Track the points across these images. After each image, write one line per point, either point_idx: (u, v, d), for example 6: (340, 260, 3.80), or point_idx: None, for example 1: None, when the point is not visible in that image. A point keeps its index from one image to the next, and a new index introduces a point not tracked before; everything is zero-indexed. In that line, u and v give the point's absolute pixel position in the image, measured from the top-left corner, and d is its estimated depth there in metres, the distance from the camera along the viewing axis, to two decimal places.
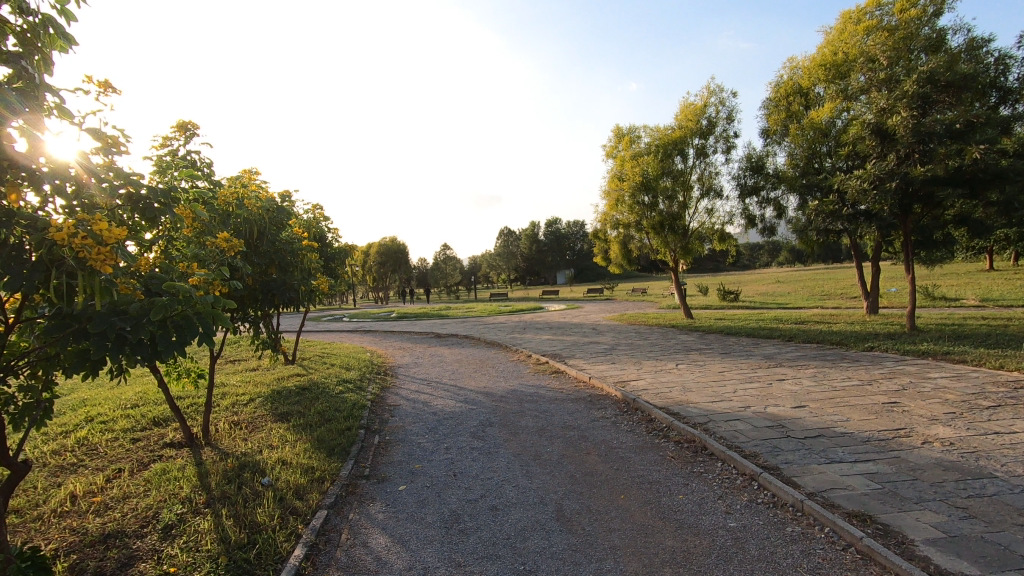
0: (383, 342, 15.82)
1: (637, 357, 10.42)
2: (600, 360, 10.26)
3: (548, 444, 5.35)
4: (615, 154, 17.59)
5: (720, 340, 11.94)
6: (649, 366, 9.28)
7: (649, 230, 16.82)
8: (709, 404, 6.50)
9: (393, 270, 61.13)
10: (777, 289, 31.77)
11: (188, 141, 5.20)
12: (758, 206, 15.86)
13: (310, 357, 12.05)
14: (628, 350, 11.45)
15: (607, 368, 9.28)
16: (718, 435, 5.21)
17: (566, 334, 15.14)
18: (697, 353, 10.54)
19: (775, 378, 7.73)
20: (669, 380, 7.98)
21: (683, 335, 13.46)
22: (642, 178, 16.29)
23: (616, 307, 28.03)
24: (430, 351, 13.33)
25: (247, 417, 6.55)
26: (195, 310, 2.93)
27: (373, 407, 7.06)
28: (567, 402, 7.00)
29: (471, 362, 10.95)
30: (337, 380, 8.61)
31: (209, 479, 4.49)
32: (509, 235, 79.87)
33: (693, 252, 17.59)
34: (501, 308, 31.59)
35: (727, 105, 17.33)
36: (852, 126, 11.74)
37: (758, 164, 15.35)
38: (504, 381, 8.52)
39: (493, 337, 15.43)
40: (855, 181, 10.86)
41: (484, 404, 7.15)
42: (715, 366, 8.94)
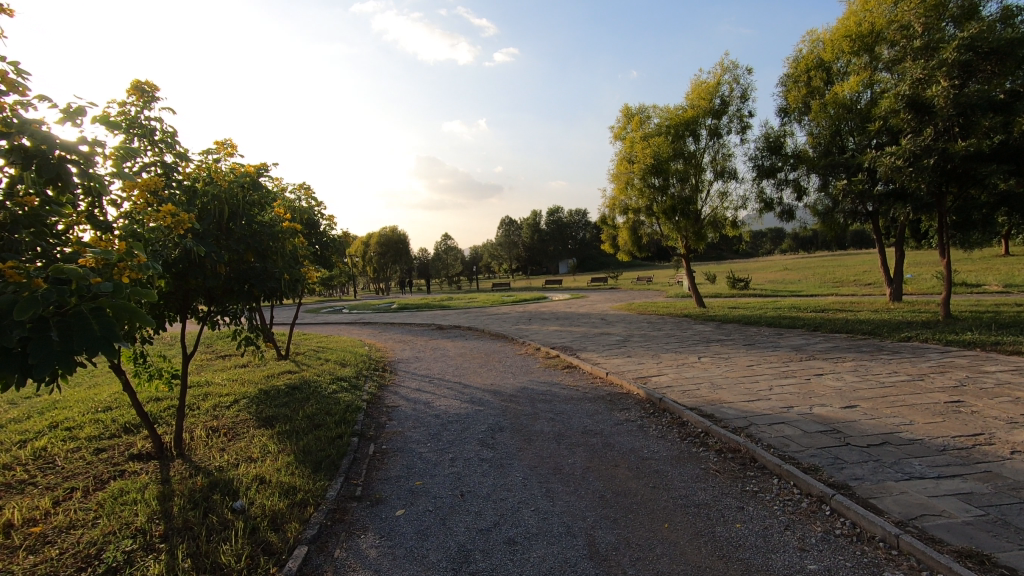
0: (383, 335, 15.11)
1: (654, 349, 9.72)
2: (614, 353, 9.55)
3: (569, 454, 4.65)
4: (623, 135, 16.78)
5: (740, 331, 11.20)
6: (669, 360, 8.57)
7: (660, 215, 16.04)
8: (745, 404, 5.78)
9: (393, 260, 60.32)
10: (787, 276, 30.98)
11: (146, 105, 4.41)
12: (775, 189, 15.06)
13: (304, 351, 11.35)
14: (643, 342, 10.73)
15: (623, 362, 8.57)
16: (766, 444, 4.49)
17: (575, 325, 14.42)
18: (718, 345, 9.82)
19: (813, 374, 7.01)
20: (694, 375, 7.27)
21: (699, 325, 12.74)
22: (653, 160, 15.47)
23: (623, 297, 27.25)
24: (432, 344, 12.63)
25: (228, 422, 5.86)
26: (95, 307, 2.57)
27: (369, 409, 6.36)
28: (584, 402, 6.29)
29: (475, 356, 10.24)
30: (330, 378, 7.91)
31: (171, 502, 3.80)
32: (511, 224, 78.88)
33: (706, 238, 16.82)
34: (504, 298, 30.84)
35: (741, 83, 16.51)
36: (882, 100, 10.93)
37: (777, 144, 14.53)
38: (513, 378, 7.82)
39: (497, 329, 14.71)
40: (888, 158, 10.06)
41: (492, 404, 6.44)
42: (741, 359, 8.22)
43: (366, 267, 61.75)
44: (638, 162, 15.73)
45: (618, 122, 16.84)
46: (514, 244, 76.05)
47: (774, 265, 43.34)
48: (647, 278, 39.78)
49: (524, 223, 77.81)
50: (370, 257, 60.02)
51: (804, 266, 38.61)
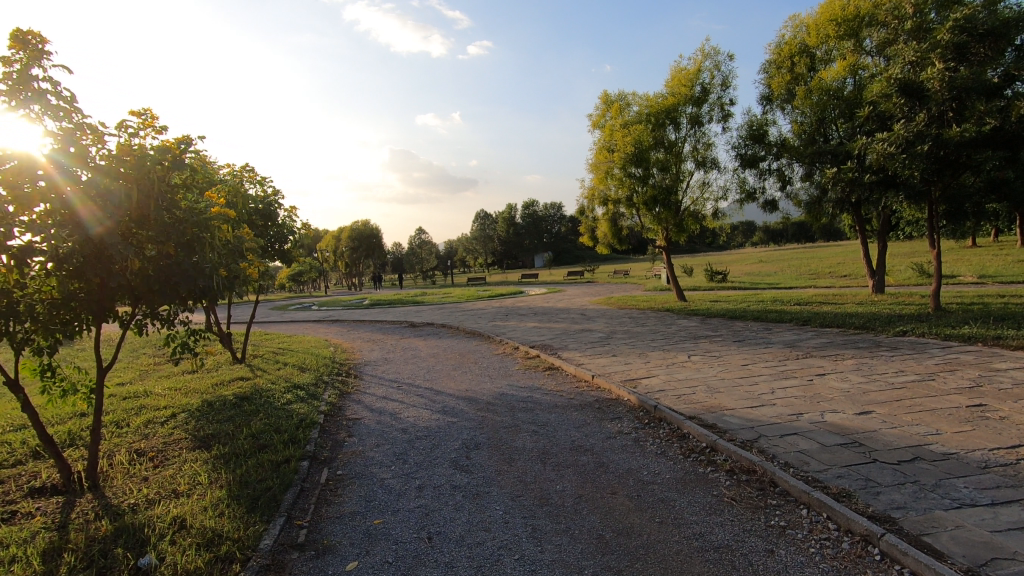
0: (351, 334, 14.21)
1: (640, 347, 9.14)
2: (597, 352, 8.94)
3: (557, 478, 3.98)
4: (602, 123, 16.17)
5: (727, 327, 10.72)
6: (657, 359, 7.98)
7: (641, 206, 15.49)
8: (749, 411, 5.20)
9: (366, 255, 58.87)
10: (764, 269, 30.95)
11: (31, 61, 3.52)
12: (758, 179, 14.64)
13: (263, 354, 10.44)
14: (626, 340, 10.13)
15: (609, 362, 7.94)
16: (783, 462, 3.90)
17: (554, 321, 13.79)
18: (707, 342, 9.28)
19: (814, 374, 6.49)
20: (687, 377, 6.68)
21: (683, 320, 12.26)
22: (634, 148, 14.87)
23: (601, 290, 26.76)
24: (403, 343, 11.83)
25: (159, 444, 5.03)
26: None
27: (326, 422, 5.58)
28: (570, 411, 5.62)
29: (449, 356, 9.51)
30: (286, 385, 7.09)
31: (59, 560, 3.00)
32: (486, 218, 77.92)
33: (687, 230, 16.35)
34: (480, 293, 30.07)
35: (722, 70, 16.03)
36: (872, 85, 10.51)
37: (760, 133, 14.08)
38: (490, 382, 7.12)
39: (473, 326, 13.99)
40: (880, 144, 9.63)
41: (467, 415, 5.73)
42: (734, 358, 7.67)
43: (338, 262, 60.20)
44: (618, 151, 15.12)
45: (597, 109, 16.21)
46: (490, 238, 75.19)
47: (749, 257, 43.52)
48: (625, 271, 39.39)
49: (500, 217, 76.94)
50: (341, 251, 58.52)
51: (778, 258, 38.77)
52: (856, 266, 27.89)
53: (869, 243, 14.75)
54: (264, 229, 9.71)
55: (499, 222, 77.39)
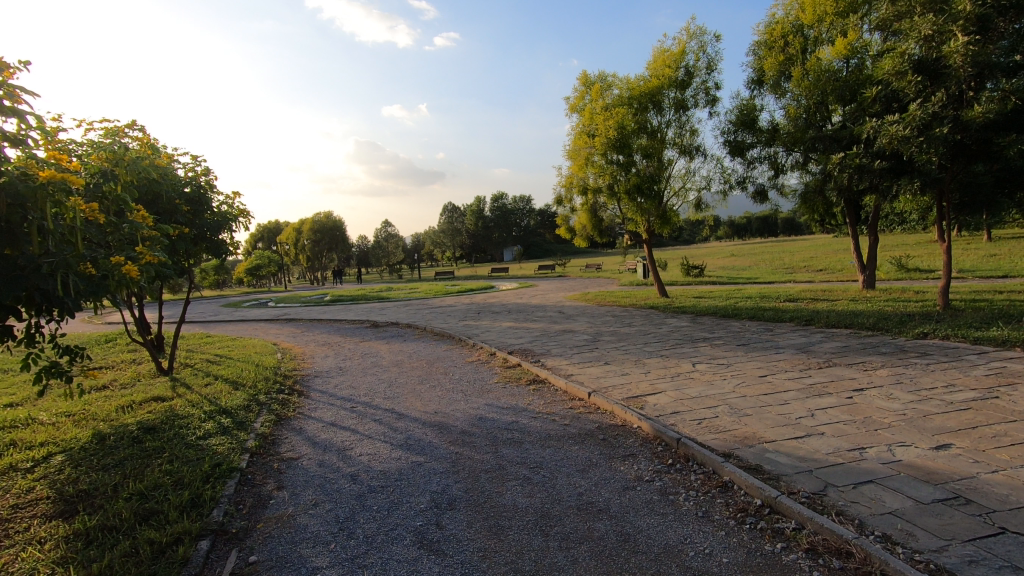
0: (304, 336, 12.69)
1: (632, 353, 8.02)
2: (585, 359, 7.78)
3: (568, 564, 2.77)
4: (581, 106, 15.01)
5: (724, 328, 9.75)
6: (657, 369, 6.86)
7: (623, 195, 14.41)
8: (796, 445, 4.11)
9: (328, 248, 56.46)
10: (737, 263, 30.56)
11: None
12: (746, 168, 13.77)
13: (195, 363, 8.89)
14: (615, 343, 9.01)
15: (602, 374, 6.78)
16: (881, 535, 2.79)
17: (531, 321, 12.59)
18: (707, 346, 8.23)
19: (849, 388, 5.46)
20: (702, 395, 5.56)
21: (672, 319, 11.26)
22: (617, 133, 13.76)
23: (575, 285, 25.72)
24: (363, 347, 10.46)
25: (5, 508, 3.58)
26: None
27: (251, 466, 4.23)
28: (569, 444, 4.43)
29: (414, 365, 8.19)
30: (209, 408, 5.67)
31: None
32: (454, 210, 76.11)
33: (671, 222, 15.37)
34: (447, 288, 28.58)
35: (706, 53, 15.11)
36: (881, 63, 9.63)
37: (751, 118, 13.19)
38: (465, 402, 5.87)
39: (442, 326, 12.68)
40: (893, 126, 8.74)
41: (437, 450, 4.47)
42: (747, 368, 6.61)
43: (299, 256, 57.64)
44: (599, 135, 13.98)
45: (575, 91, 15.03)
46: (458, 232, 73.58)
47: (719, 251, 43.31)
48: (597, 265, 38.48)
49: (468, 210, 75.28)
50: (303, 244, 56.01)
51: (748, 252, 38.52)
52: (830, 260, 27.62)
53: (859, 236, 14.06)
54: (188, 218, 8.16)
55: (467, 215, 75.71)
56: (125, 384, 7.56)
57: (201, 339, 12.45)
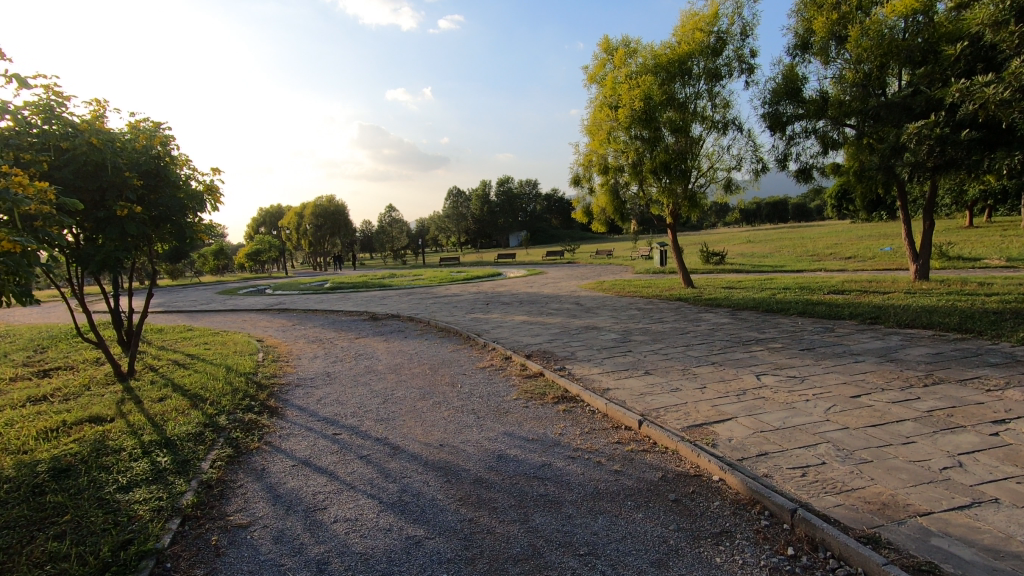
0: (294, 330, 11.43)
1: (675, 359, 6.70)
2: (620, 367, 6.47)
3: None
4: (602, 75, 13.54)
5: (774, 327, 8.41)
6: (714, 384, 5.54)
7: (648, 174, 12.96)
8: (970, 522, 2.79)
9: (331, 232, 55.11)
10: (757, 250, 29.03)
11: None
12: (786, 143, 12.36)
13: (160, 367, 7.63)
14: (651, 345, 7.68)
15: (645, 389, 5.48)
16: None
17: (547, 315, 11.28)
18: (763, 350, 6.89)
19: (986, 420, 4.14)
20: (789, 426, 4.25)
21: (707, 315, 9.93)
22: (645, 104, 12.28)
23: (587, 273, 24.32)
24: (358, 345, 9.18)
25: None
26: None
27: (177, 545, 2.95)
28: (630, 510, 3.13)
29: (415, 371, 6.92)
30: (148, 438, 4.40)
31: None
32: (459, 195, 74.37)
33: (700, 206, 13.94)
34: (453, 275, 27.14)
35: (741, 17, 13.61)
36: (969, 14, 8.16)
37: (796, 87, 11.75)
38: (478, 430, 4.58)
39: (447, 320, 11.40)
40: (989, 88, 7.26)
41: (443, 516, 3.18)
42: (830, 384, 5.27)
43: (301, 241, 56.42)
44: (623, 107, 12.50)
45: (596, 57, 13.52)
46: (463, 217, 72.04)
47: (735, 237, 41.62)
48: (607, 252, 36.96)
49: (473, 195, 73.71)
50: (305, 229, 54.67)
51: (765, 238, 37.02)
52: (857, 247, 26.05)
53: (909, 220, 12.62)
54: (140, 195, 6.69)
55: (472, 199, 74.07)
56: (70, 394, 6.33)
57: (180, 334, 11.20)
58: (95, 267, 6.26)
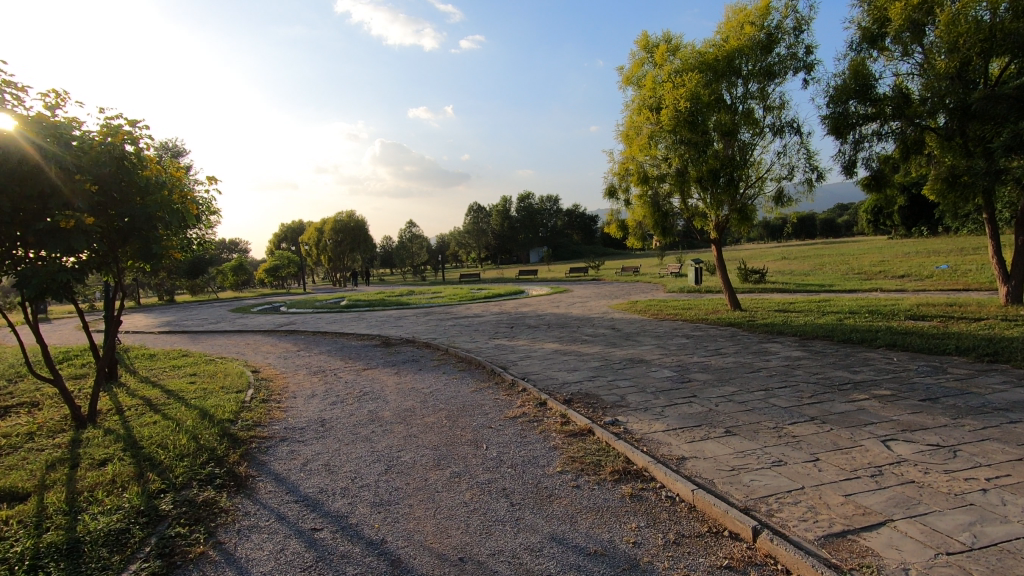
0: (297, 358, 10.20)
1: (759, 411, 5.26)
2: (690, 422, 5.04)
3: None
4: (641, 75, 12.27)
5: (866, 365, 6.89)
6: (830, 456, 4.09)
7: (695, 183, 11.56)
8: None
9: (350, 248, 54.50)
10: (794, 267, 27.20)
11: None
12: (853, 147, 10.92)
13: (128, 407, 6.43)
14: (719, 387, 6.22)
15: (735, 462, 4.07)
16: None
17: (581, 343, 9.90)
18: (871, 401, 5.39)
19: None
20: (989, 545, 2.80)
21: (774, 347, 8.44)
22: (692, 104, 10.91)
23: (617, 292, 22.86)
24: (365, 380, 7.89)
25: None
26: None
27: None
28: None
29: (429, 421, 5.58)
30: (47, 539, 3.12)
31: None
32: (479, 210, 73.55)
33: (751, 218, 12.47)
34: (474, 293, 26.00)
35: (795, 11, 12.25)
36: None
37: (867, 84, 10.35)
38: (515, 532, 3.21)
39: (468, 348, 10.08)
40: None
41: None
42: (1000, 462, 3.78)
43: (320, 256, 55.97)
44: (667, 108, 11.14)
45: (634, 56, 12.29)
46: (483, 232, 71.19)
47: (768, 253, 39.70)
48: (633, 269, 35.35)
49: (494, 210, 72.87)
50: (325, 244, 54.17)
51: (801, 255, 35.07)
52: (909, 265, 24.17)
53: (999, 236, 10.95)
54: (97, 203, 5.54)
55: (492, 215, 73.11)
56: (6, 447, 5.14)
57: (170, 362, 10.04)
58: (31, 292, 5.02)
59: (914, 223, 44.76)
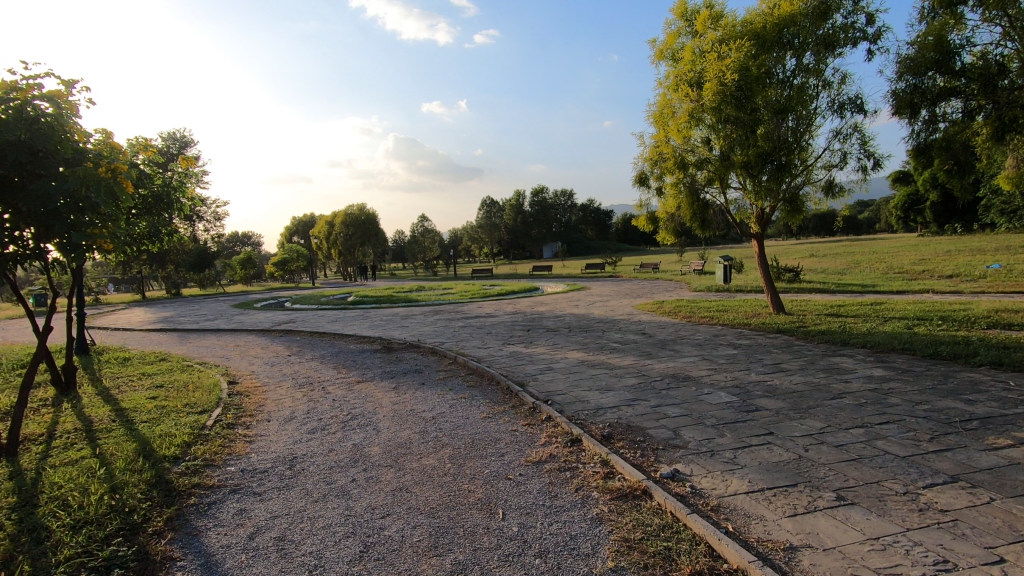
0: (285, 366, 8.97)
1: (871, 463, 3.89)
2: (781, 479, 3.69)
3: None
4: (679, 46, 10.87)
5: (980, 392, 5.48)
6: (1020, 554, 2.73)
7: (740, 169, 10.09)
8: None
9: (361, 242, 53.49)
10: (828, 266, 25.49)
11: None
12: (926, 128, 9.43)
13: (61, 434, 5.23)
14: (801, 422, 4.85)
15: (877, 562, 2.71)
16: None
17: (610, 352, 8.57)
18: (1022, 450, 3.98)
19: None
20: None
21: (846, 363, 7.04)
22: (740, 78, 9.48)
23: (639, 291, 21.43)
24: (356, 398, 6.62)
25: None
26: None
27: None
28: None
29: (427, 466, 4.28)
30: None
31: None
32: (491, 205, 72.08)
33: (802, 211, 10.96)
34: (486, 289, 24.89)
35: None
36: None
37: (947, 54, 8.89)
38: None
39: (480, 356, 8.79)
40: None
41: None
42: None
43: (331, 250, 55.08)
44: (710, 81, 9.73)
45: (669, 26, 10.89)
46: (495, 227, 69.90)
47: (794, 250, 37.81)
48: (652, 265, 33.71)
49: (507, 205, 71.54)
50: (336, 238, 53.20)
51: (831, 252, 33.34)
52: (955, 265, 22.43)
53: None
54: None
55: (505, 210, 71.64)
56: None
57: (142, 368, 8.86)
58: None
59: (948, 220, 42.48)
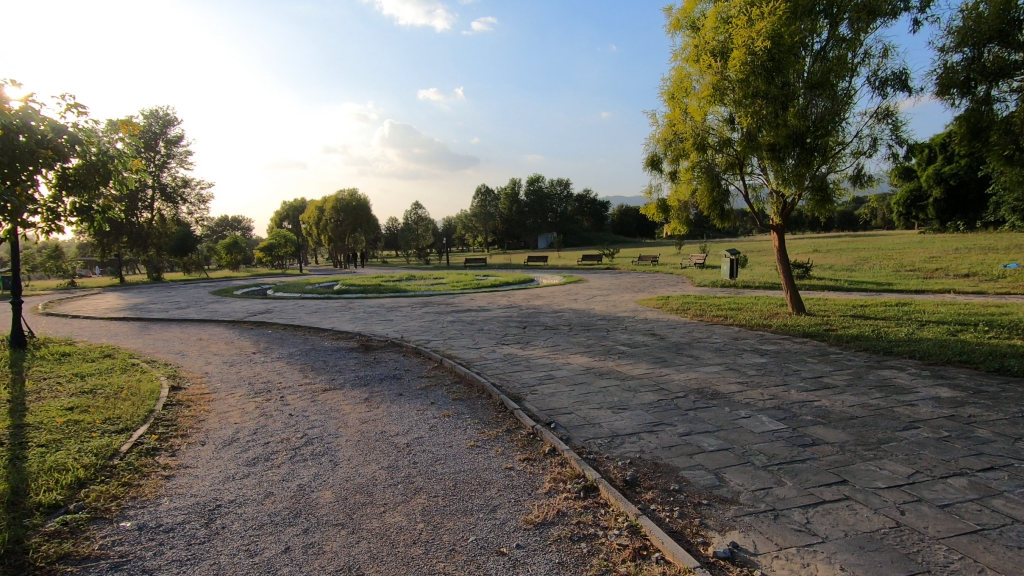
0: (245, 367, 7.80)
1: (1003, 541, 2.81)
2: (888, 569, 2.60)
3: None
4: (700, 13, 9.69)
5: None
6: None
7: (767, 152, 8.95)
8: None
9: (352, 229, 52.07)
10: (835, 262, 24.52)
11: None
12: (979, 110, 8.36)
13: None
14: (879, 466, 3.75)
15: None
16: None
17: (619, 357, 7.47)
18: None
19: None
20: None
21: (900, 378, 5.97)
22: (771, 47, 8.31)
23: (640, 285, 20.34)
24: (318, 413, 5.47)
25: None
26: None
27: None
28: None
29: (392, 526, 3.15)
30: None
31: None
32: (486, 193, 70.62)
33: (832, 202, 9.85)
34: (479, 280, 23.70)
35: None
36: None
37: (1011, 22, 7.79)
38: None
39: (469, 359, 7.66)
40: None
41: None
42: None
43: (320, 236, 53.67)
44: (737, 50, 8.61)
45: None
46: (490, 216, 68.58)
47: (795, 245, 36.76)
48: (651, 258, 32.56)
49: (503, 193, 70.23)
50: (326, 223, 51.75)
51: (835, 248, 32.38)
52: (969, 263, 21.51)
53: None
54: None
55: (500, 198, 70.21)
56: None
57: (78, 366, 7.67)
58: None
59: (951, 217, 41.64)
